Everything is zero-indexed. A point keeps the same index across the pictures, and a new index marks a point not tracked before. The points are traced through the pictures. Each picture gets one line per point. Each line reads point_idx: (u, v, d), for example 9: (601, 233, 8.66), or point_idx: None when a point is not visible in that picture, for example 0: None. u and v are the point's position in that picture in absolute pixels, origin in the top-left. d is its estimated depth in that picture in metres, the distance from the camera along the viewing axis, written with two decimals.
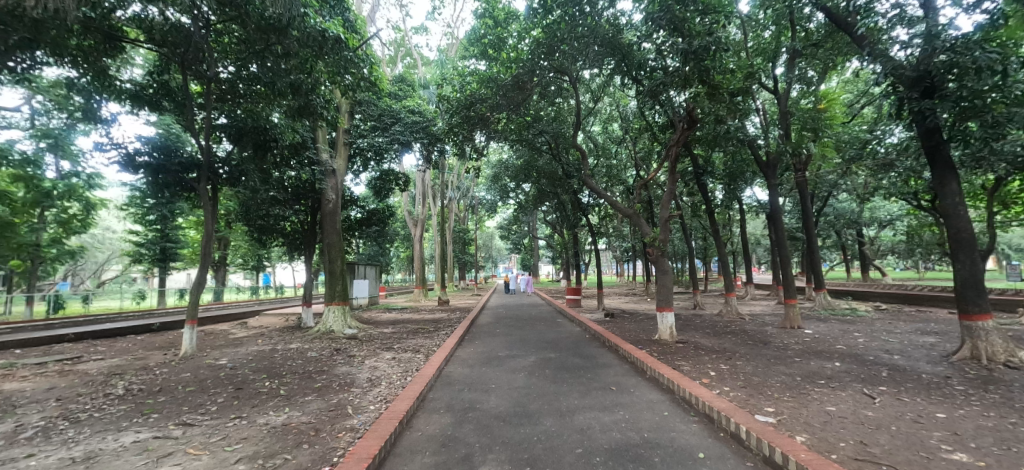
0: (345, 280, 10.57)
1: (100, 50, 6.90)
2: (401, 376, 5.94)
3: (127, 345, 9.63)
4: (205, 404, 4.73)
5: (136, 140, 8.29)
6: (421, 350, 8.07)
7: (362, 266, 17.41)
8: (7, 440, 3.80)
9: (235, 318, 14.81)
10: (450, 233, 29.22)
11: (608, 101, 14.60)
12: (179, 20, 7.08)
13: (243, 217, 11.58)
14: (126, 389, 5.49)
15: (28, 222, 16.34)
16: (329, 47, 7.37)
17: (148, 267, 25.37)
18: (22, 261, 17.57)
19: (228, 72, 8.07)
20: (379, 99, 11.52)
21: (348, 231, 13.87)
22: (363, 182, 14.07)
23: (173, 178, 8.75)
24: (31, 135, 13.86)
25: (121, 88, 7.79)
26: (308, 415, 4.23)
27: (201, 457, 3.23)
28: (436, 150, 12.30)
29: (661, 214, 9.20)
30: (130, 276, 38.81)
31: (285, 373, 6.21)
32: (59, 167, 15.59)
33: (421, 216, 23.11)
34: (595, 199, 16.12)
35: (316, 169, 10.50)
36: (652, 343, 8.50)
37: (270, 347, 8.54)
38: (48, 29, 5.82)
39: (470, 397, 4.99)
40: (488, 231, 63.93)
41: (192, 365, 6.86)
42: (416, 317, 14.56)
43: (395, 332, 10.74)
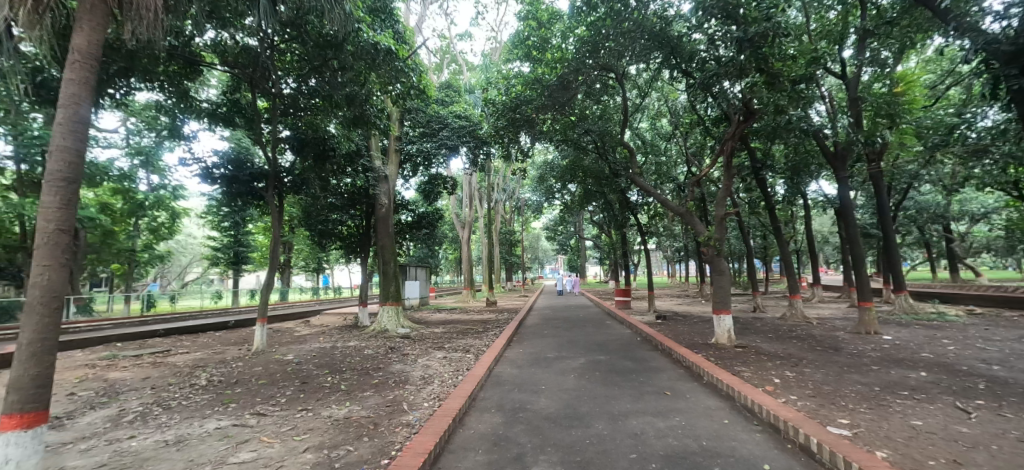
0: (398, 282, 10.97)
1: (182, 74, 7.63)
2: (452, 375, 6.08)
3: (208, 340, 10.60)
4: (276, 396, 5.09)
5: (213, 154, 9.08)
6: (471, 350, 8.21)
7: (413, 267, 18.02)
8: (114, 423, 4.31)
9: (298, 316, 15.83)
10: (496, 235, 29.54)
11: (656, 97, 14.17)
12: (247, 42, 7.73)
13: (305, 222, 12.38)
14: (209, 380, 6.05)
15: (127, 229, 18.49)
16: (381, 58, 7.75)
17: (224, 269, 27.81)
18: (121, 264, 19.87)
19: (290, 87, 8.61)
20: (427, 106, 11.84)
21: (400, 235, 14.41)
22: (413, 186, 14.55)
23: (245, 187, 9.53)
24: (127, 153, 15.64)
25: (200, 108, 8.58)
26: (367, 410, 4.44)
27: (274, 445, 3.49)
28: (483, 153, 12.47)
29: (716, 212, 8.75)
30: (209, 277, 42.68)
31: (345, 370, 6.56)
32: (150, 181, 17.45)
33: (468, 218, 23.56)
34: (644, 197, 15.69)
35: (369, 176, 11.00)
36: (709, 347, 8.14)
37: (331, 345, 9.06)
38: (140, 57, 6.54)
39: (520, 398, 5.01)
40: (533, 231, 63.92)
41: (264, 360, 7.43)
42: (464, 317, 14.86)
43: (446, 332, 11.03)
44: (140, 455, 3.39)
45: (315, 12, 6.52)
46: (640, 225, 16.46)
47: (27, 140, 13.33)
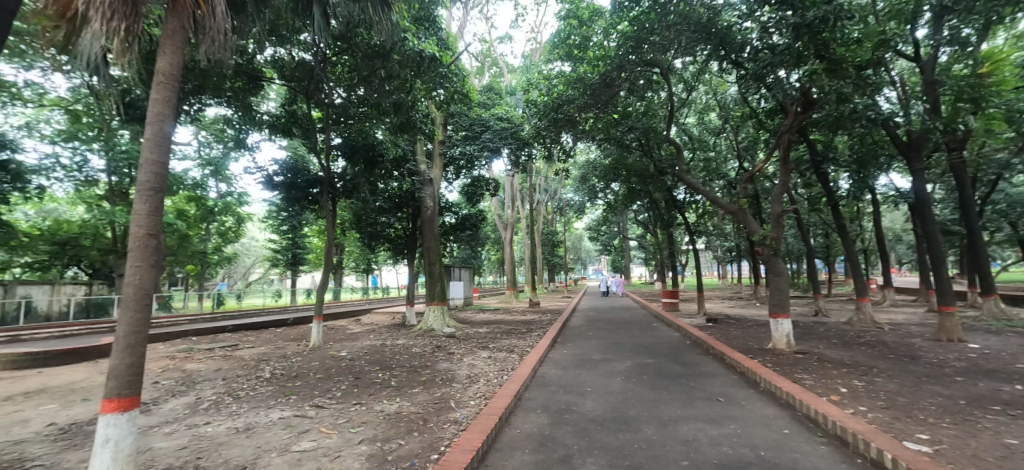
0: (443, 282, 11.24)
1: (246, 90, 8.23)
2: (497, 374, 6.14)
3: (270, 335, 11.38)
4: (332, 390, 5.38)
5: (273, 163, 9.75)
6: (515, 350, 8.27)
7: (457, 268, 18.37)
8: (192, 409, 4.73)
9: (350, 315, 16.61)
10: (538, 236, 29.52)
11: (704, 90, 13.65)
12: (303, 57, 8.23)
13: (355, 225, 12.98)
14: (272, 373, 6.49)
15: (199, 234, 20.25)
16: (426, 65, 8.00)
17: (283, 269, 29.68)
18: (195, 265, 21.80)
19: (341, 97, 9.06)
20: (469, 110, 12.07)
21: (444, 236, 14.76)
22: (456, 189, 14.85)
23: (302, 193, 10.14)
24: (199, 163, 17.09)
25: (262, 120, 9.22)
26: (416, 406, 4.59)
27: (331, 436, 3.68)
28: (524, 155, 12.53)
29: (772, 210, 8.26)
30: (270, 278, 45.75)
31: (395, 366, 6.82)
32: (219, 188, 18.99)
33: (510, 219, 23.76)
34: (691, 195, 15.13)
35: (415, 179, 11.35)
36: (765, 352, 7.70)
37: (381, 343, 9.43)
38: (210, 76, 7.15)
39: (565, 399, 4.97)
40: (575, 231, 63.25)
41: (320, 356, 7.87)
42: (508, 318, 14.96)
43: (490, 332, 11.17)
44: (215, 440, 3.69)
45: (364, 24, 6.86)
46: (687, 224, 15.87)
47: (117, 155, 14.88)
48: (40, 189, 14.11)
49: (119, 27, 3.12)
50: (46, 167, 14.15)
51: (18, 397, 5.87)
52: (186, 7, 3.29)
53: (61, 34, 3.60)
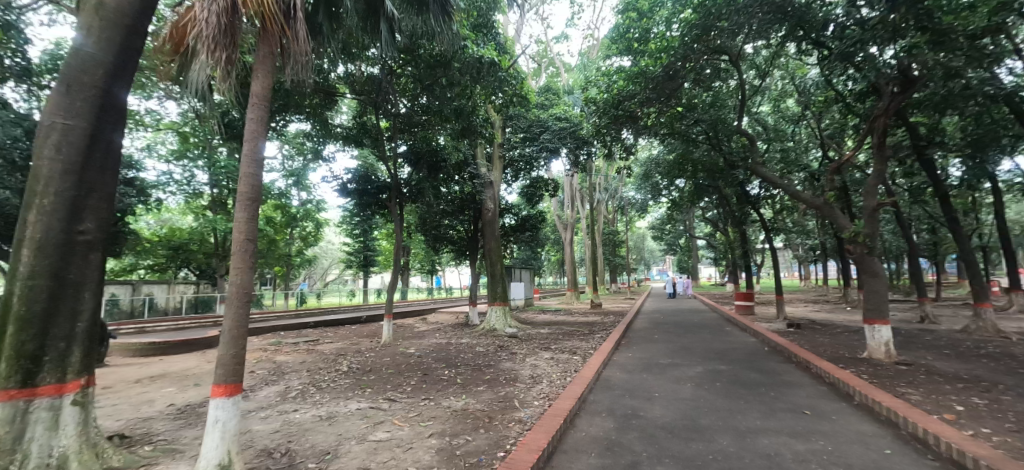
0: (505, 283, 11.39)
1: (322, 105, 8.93)
2: (560, 376, 6.12)
3: (347, 332, 12.26)
4: (403, 384, 5.68)
5: (346, 172, 10.50)
6: (578, 351, 8.18)
7: (518, 269, 18.53)
8: (283, 397, 5.24)
9: (417, 314, 17.40)
10: (599, 236, 28.98)
11: (780, 75, 12.61)
12: (371, 72, 8.78)
13: (421, 228, 13.60)
14: (349, 367, 6.98)
15: (285, 238, 22.33)
16: (486, 71, 8.25)
17: (357, 270, 31.79)
18: (282, 266, 24.09)
19: (406, 106, 9.53)
20: (527, 112, 12.11)
21: (505, 237, 14.98)
22: (516, 190, 15.02)
23: (372, 198, 10.80)
24: (284, 175, 18.84)
25: (337, 132, 9.98)
26: (482, 403, 4.70)
27: (404, 428, 3.89)
28: (584, 154, 12.38)
29: (866, 203, 7.40)
30: (345, 278, 49.24)
31: (460, 364, 7.04)
32: (301, 196, 20.79)
33: (570, 219, 23.54)
34: (767, 189, 14.02)
35: (476, 182, 11.64)
36: (859, 362, 6.92)
37: (446, 341, 9.78)
38: (292, 95, 7.87)
39: (632, 404, 4.82)
40: (638, 231, 61.13)
41: (391, 352, 8.33)
42: (569, 319, 14.84)
43: (551, 333, 11.14)
44: (303, 425, 4.05)
45: (426, 36, 7.20)
46: (763, 221, 14.68)
47: (218, 169, 16.84)
48: (158, 201, 16.33)
49: (222, 56, 3.51)
50: (162, 182, 16.42)
51: (145, 380, 6.84)
52: (275, 33, 3.62)
53: (175, 65, 4.13)
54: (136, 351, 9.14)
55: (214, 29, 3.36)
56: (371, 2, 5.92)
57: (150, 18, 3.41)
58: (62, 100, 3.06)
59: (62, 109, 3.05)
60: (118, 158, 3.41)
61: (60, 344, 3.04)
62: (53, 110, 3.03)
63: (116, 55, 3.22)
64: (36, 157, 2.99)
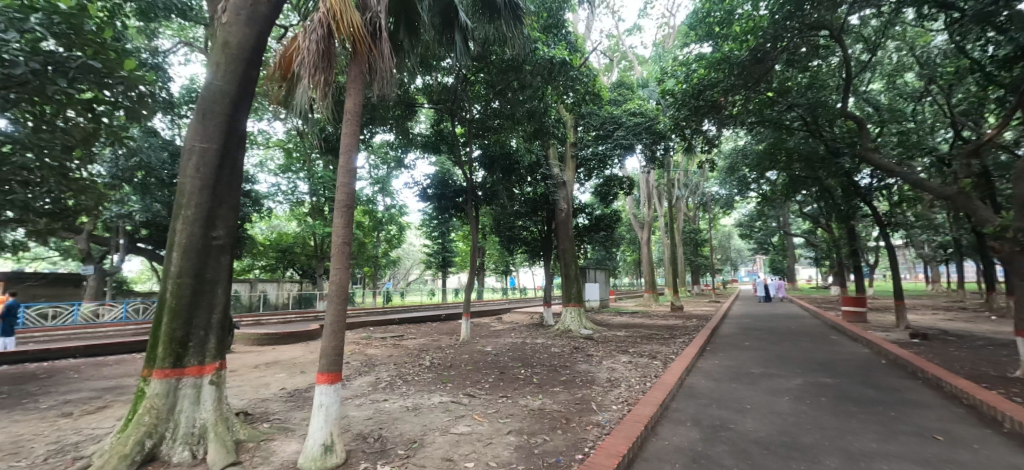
0: (579, 283, 11.26)
1: (403, 116, 9.55)
2: (639, 380, 5.90)
3: (428, 329, 12.96)
4: (481, 381, 5.87)
5: (426, 177, 11.12)
6: (657, 356, 7.82)
7: (593, 270, 18.21)
8: (375, 387, 5.70)
9: (493, 313, 17.86)
10: (679, 234, 27.45)
11: (894, 47, 10.98)
12: (446, 82, 9.20)
13: (496, 229, 13.94)
14: (431, 362, 7.38)
15: (373, 241, 24.23)
16: (557, 70, 8.28)
17: (436, 270, 33.46)
18: (371, 267, 26.16)
19: (479, 112, 9.79)
20: (600, 108, 11.84)
21: (578, 237, 14.81)
22: (589, 189, 14.79)
23: (450, 202, 11.34)
24: (371, 182, 20.46)
25: (417, 140, 10.60)
26: (559, 404, 4.70)
27: (483, 423, 4.02)
28: (661, 148, 11.81)
29: (1016, 192, 6.16)
30: (425, 277, 52.12)
31: (536, 364, 7.10)
32: (386, 201, 22.42)
33: (646, 218, 22.58)
34: (880, 179, 12.26)
35: (549, 183, 11.65)
36: (1011, 381, 5.76)
37: (521, 340, 9.92)
38: (378, 109, 8.52)
39: (720, 415, 4.50)
40: (723, 229, 56.78)
41: (469, 349, 8.65)
42: (647, 322, 14.23)
43: (629, 336, 10.77)
44: (392, 414, 4.37)
45: (498, 42, 7.39)
46: (877, 215, 12.84)
47: (316, 179, 18.78)
48: (268, 210, 18.65)
49: (320, 79, 3.89)
50: (272, 193, 18.79)
51: (263, 366, 7.84)
52: (364, 55, 3.92)
53: (282, 90, 4.67)
54: (255, 340, 10.52)
55: (314, 54, 3.76)
56: (446, 16, 6.24)
57: (264, 50, 3.90)
58: (199, 127, 3.63)
59: (199, 135, 3.61)
60: (241, 174, 3.95)
61: (200, 333, 3.61)
62: (193, 136, 3.61)
63: (237, 85, 3.75)
64: (182, 176, 3.60)
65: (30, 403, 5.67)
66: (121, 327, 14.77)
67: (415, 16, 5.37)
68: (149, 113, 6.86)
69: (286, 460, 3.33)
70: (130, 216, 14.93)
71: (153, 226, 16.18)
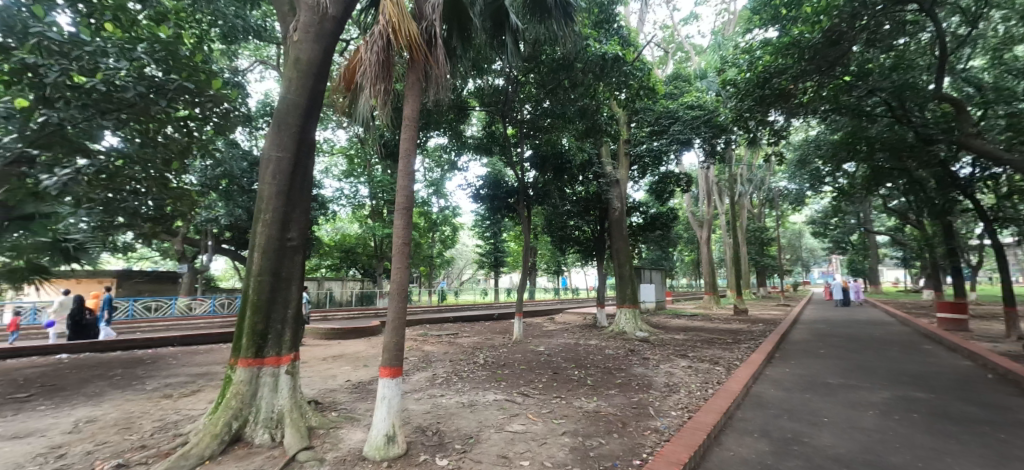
0: (634, 284, 10.97)
1: (456, 120, 9.81)
2: (700, 386, 5.63)
3: (482, 327, 13.20)
4: (534, 381, 5.89)
5: (478, 179, 11.34)
6: (720, 361, 7.42)
7: (647, 270, 17.63)
8: (432, 382, 5.90)
9: (545, 313, 17.84)
10: (742, 233, 25.82)
11: (1002, 16, 9.61)
12: (498, 84, 9.33)
13: (548, 229, 13.91)
14: (485, 360, 7.51)
15: (428, 241, 25.07)
16: (610, 66, 8.11)
17: (489, 270, 33.97)
18: (426, 266, 27.10)
19: (529, 112, 9.83)
20: (655, 103, 11.44)
21: (632, 237, 14.41)
22: (643, 187, 14.35)
23: (502, 202, 11.50)
24: (426, 184, 21.21)
25: (470, 143, 10.84)
26: (614, 407, 4.60)
27: (537, 423, 4.03)
28: (722, 142, 11.20)
29: None
30: (477, 277, 53.13)
31: (590, 366, 7.00)
32: (440, 203, 23.12)
33: (705, 216, 21.45)
34: (985, 167, 10.78)
35: (602, 181, 11.44)
36: None
37: (574, 341, 9.81)
38: (432, 114, 8.83)
39: (791, 427, 4.18)
40: (792, 227, 52.66)
41: (522, 349, 8.70)
42: (708, 325, 13.52)
43: (687, 340, 10.29)
44: (449, 410, 4.51)
45: (549, 41, 7.38)
46: (982, 209, 11.27)
47: (376, 183, 19.78)
48: (333, 212, 19.95)
49: (380, 88, 4.08)
50: (336, 197, 20.07)
51: (330, 359, 8.40)
52: (420, 62, 4.07)
53: (345, 99, 4.95)
54: (322, 334, 11.28)
55: (374, 65, 3.96)
56: (497, 19, 6.33)
57: (330, 62, 4.16)
58: (275, 137, 3.96)
59: (275, 144, 3.94)
60: (311, 179, 4.25)
61: (277, 326, 3.95)
62: (270, 146, 3.94)
63: (307, 97, 4.04)
64: (261, 182, 3.93)
65: (139, 384, 6.50)
66: (209, 320, 16.45)
67: (468, 23, 5.49)
68: (233, 126, 7.62)
69: (353, 448, 3.55)
70: (217, 220, 16.58)
71: (235, 228, 17.85)
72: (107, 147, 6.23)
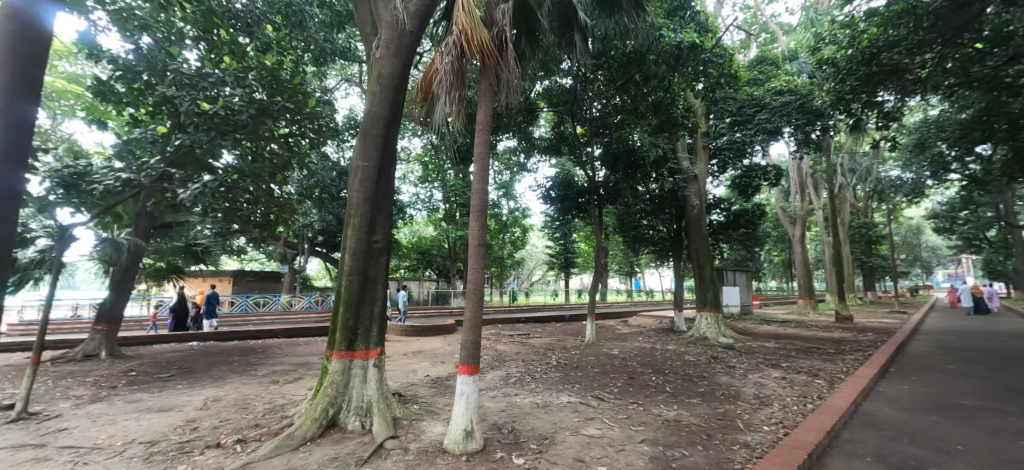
0: (716, 286, 10.39)
1: (525, 122, 9.90)
2: (797, 401, 5.10)
3: (553, 329, 13.16)
4: (609, 385, 5.73)
5: (547, 180, 11.33)
6: (820, 374, 6.67)
7: (731, 272, 16.39)
8: (506, 381, 6.00)
9: (618, 316, 17.33)
10: (843, 230, 22.99)
11: None
12: (566, 84, 9.30)
13: (620, 229, 13.49)
14: (558, 362, 7.48)
15: (499, 242, 25.59)
16: (686, 55, 7.69)
17: (559, 272, 33.75)
18: (498, 268, 27.69)
19: (599, 110, 9.64)
20: (737, 91, 10.62)
21: (712, 236, 13.48)
22: (724, 182, 13.40)
23: (572, 202, 11.38)
24: (496, 187, 21.67)
25: (539, 144, 10.88)
26: (697, 417, 4.33)
27: (614, 429, 3.92)
28: (819, 129, 10.08)
29: None
30: (547, 278, 53.09)
31: (668, 372, 6.67)
32: (510, 204, 23.46)
33: (798, 212, 19.43)
34: None
35: (678, 178, 10.84)
36: None
37: (650, 346, 9.41)
38: (502, 118, 9.00)
39: (914, 453, 3.63)
40: (908, 222, 45.69)
41: (596, 351, 8.53)
42: (804, 333, 12.22)
43: (779, 348, 9.39)
44: (524, 409, 4.55)
45: (620, 35, 7.20)
46: None
47: (449, 186, 20.63)
48: (410, 216, 21.15)
49: (454, 95, 4.23)
50: (413, 201, 21.26)
51: (411, 354, 8.90)
52: (492, 67, 4.17)
53: (423, 109, 5.22)
54: (403, 331, 12.00)
55: (448, 74, 4.12)
56: (566, 17, 6.29)
57: (408, 75, 4.42)
58: (362, 148, 4.30)
59: (362, 155, 4.27)
60: (393, 186, 4.53)
61: (366, 322, 4.28)
62: (358, 156, 4.29)
63: (388, 108, 4.33)
64: (350, 190, 4.30)
65: (253, 370, 7.41)
66: (307, 315, 18.28)
67: (536, 25, 5.49)
68: (325, 140, 8.39)
69: (434, 440, 3.72)
70: (312, 225, 18.40)
71: (327, 233, 19.64)
72: (225, 164, 7.16)
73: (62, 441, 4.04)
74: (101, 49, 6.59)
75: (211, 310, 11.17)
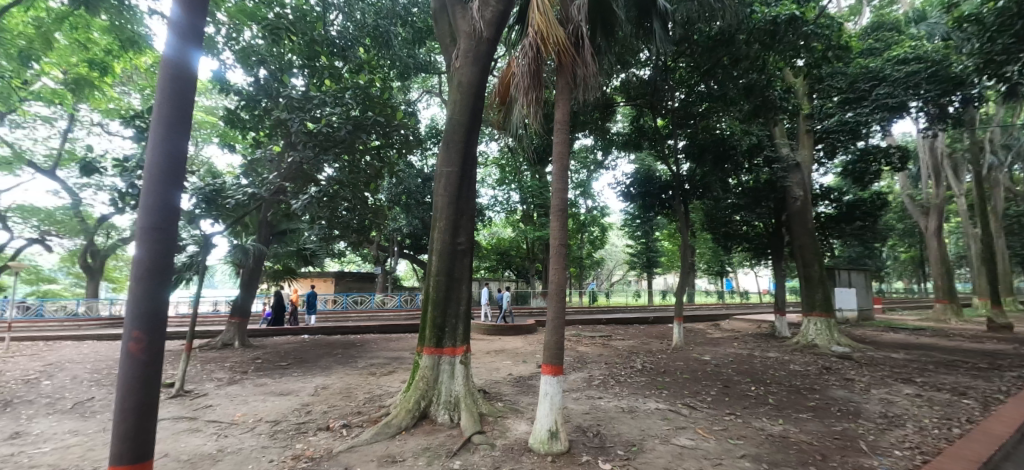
0: (826, 288, 9.26)
1: (602, 117, 9.62)
2: (939, 423, 4.33)
3: (637, 331, 12.68)
4: (702, 393, 5.36)
5: (627, 176, 10.92)
6: (970, 392, 5.59)
7: (845, 271, 14.42)
8: (588, 384, 5.90)
9: (707, 319, 16.16)
10: (997, 220, 19.02)
11: None
12: (644, 75, 8.91)
13: (709, 226, 12.63)
14: (643, 365, 7.18)
15: (577, 242, 25.28)
16: (784, 31, 6.97)
17: (642, 272, 32.35)
18: (577, 268, 27.32)
19: (681, 99, 9.08)
20: (847, 64, 9.36)
21: (820, 230, 12.00)
22: (833, 169, 11.86)
23: (654, 199, 10.88)
24: (573, 186, 21.45)
25: (617, 140, 10.54)
26: (808, 435, 3.87)
27: (709, 440, 3.66)
28: (959, 99, 8.47)
29: None
30: (629, 278, 51.16)
31: (770, 382, 6.06)
32: (587, 203, 23.06)
33: (934, 201, 16.47)
34: None
35: (777, 168, 9.80)
36: None
37: (748, 352, 8.63)
38: (580, 116, 8.89)
39: None
40: None
41: (685, 356, 8.03)
42: (945, 343, 10.34)
43: (911, 360, 8.07)
44: (609, 413, 4.43)
45: (704, 18, 6.73)
46: None
47: (525, 188, 20.88)
48: (489, 218, 21.76)
49: (532, 97, 4.24)
50: (491, 204, 21.81)
51: (493, 353, 9.14)
52: (568, 65, 4.15)
53: (501, 112, 5.32)
54: (485, 329, 12.37)
55: (525, 76, 4.15)
56: (643, 5, 6.00)
57: (486, 81, 4.55)
58: (445, 154, 4.52)
59: (446, 161, 4.49)
60: (474, 190, 4.66)
61: (453, 321, 4.49)
62: (441, 162, 4.52)
63: (467, 115, 4.50)
64: (435, 195, 4.53)
65: (354, 362, 8.17)
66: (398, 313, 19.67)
67: (613, 16, 5.31)
68: (411, 149, 8.95)
69: (519, 438, 3.78)
70: (401, 230, 19.80)
71: (414, 237, 20.97)
72: (327, 176, 7.96)
73: (208, 415, 4.81)
74: (229, 83, 7.71)
75: (311, 306, 12.75)
